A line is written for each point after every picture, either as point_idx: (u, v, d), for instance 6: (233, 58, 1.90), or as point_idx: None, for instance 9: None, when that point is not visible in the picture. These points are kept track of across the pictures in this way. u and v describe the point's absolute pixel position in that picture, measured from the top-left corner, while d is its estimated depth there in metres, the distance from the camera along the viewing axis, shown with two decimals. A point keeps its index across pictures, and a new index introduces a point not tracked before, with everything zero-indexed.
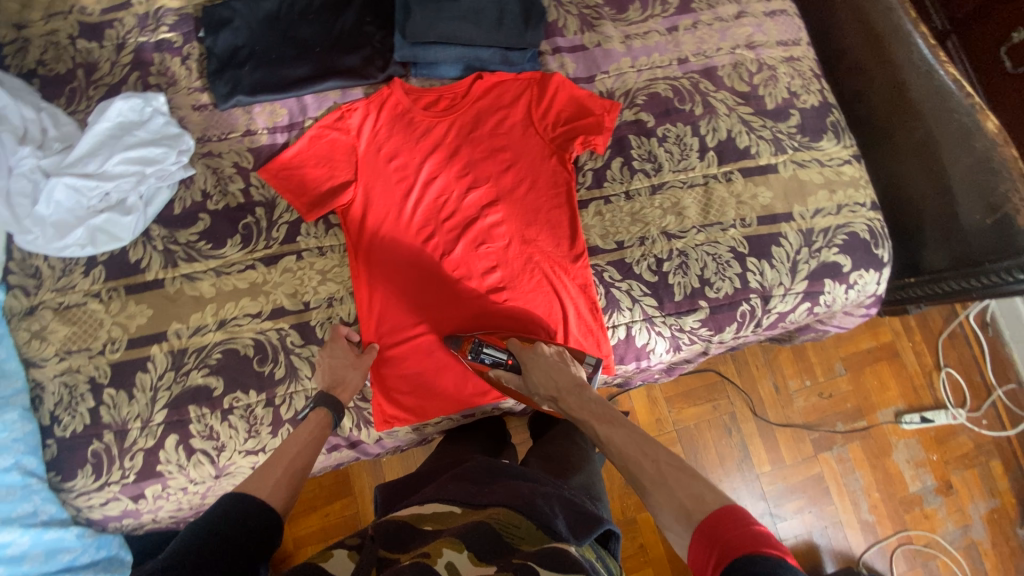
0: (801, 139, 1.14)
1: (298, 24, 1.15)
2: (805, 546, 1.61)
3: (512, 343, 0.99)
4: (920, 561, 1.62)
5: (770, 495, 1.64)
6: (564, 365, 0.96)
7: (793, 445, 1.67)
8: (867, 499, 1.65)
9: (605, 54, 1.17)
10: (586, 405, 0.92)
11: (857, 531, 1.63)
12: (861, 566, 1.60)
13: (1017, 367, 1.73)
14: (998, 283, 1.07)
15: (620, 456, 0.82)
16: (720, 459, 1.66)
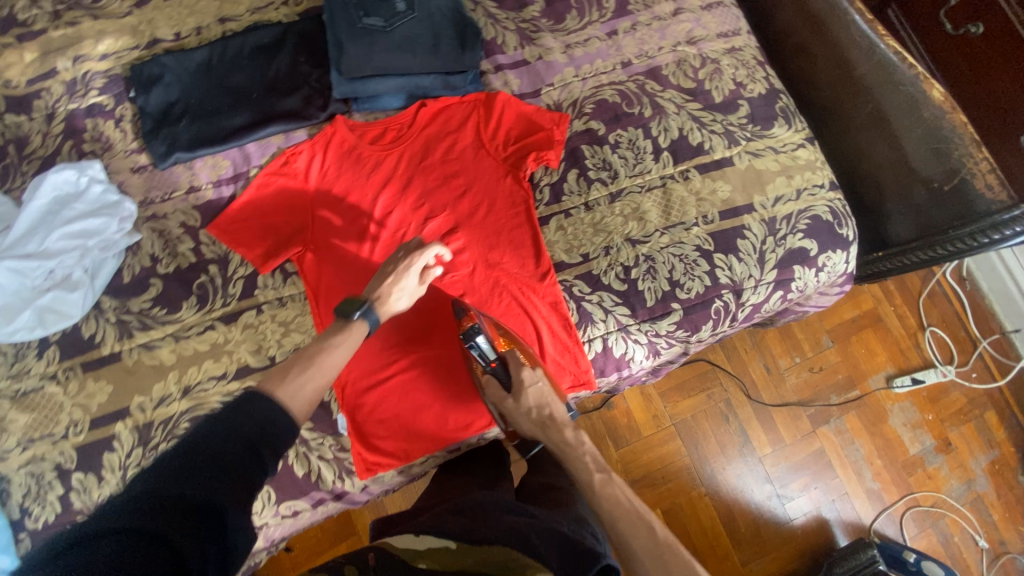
0: (753, 129, 1.13)
1: (231, 72, 1.12)
2: (816, 524, 1.61)
3: (510, 354, 0.96)
4: (928, 522, 1.62)
5: (775, 477, 1.63)
6: (551, 403, 0.96)
7: (791, 423, 1.67)
8: (870, 468, 1.66)
9: (547, 67, 1.16)
10: (577, 447, 0.94)
11: (864, 502, 1.63)
12: (874, 536, 1.60)
13: (998, 318, 1.74)
14: (965, 249, 1.05)
15: (615, 510, 0.87)
16: (721, 447, 1.64)
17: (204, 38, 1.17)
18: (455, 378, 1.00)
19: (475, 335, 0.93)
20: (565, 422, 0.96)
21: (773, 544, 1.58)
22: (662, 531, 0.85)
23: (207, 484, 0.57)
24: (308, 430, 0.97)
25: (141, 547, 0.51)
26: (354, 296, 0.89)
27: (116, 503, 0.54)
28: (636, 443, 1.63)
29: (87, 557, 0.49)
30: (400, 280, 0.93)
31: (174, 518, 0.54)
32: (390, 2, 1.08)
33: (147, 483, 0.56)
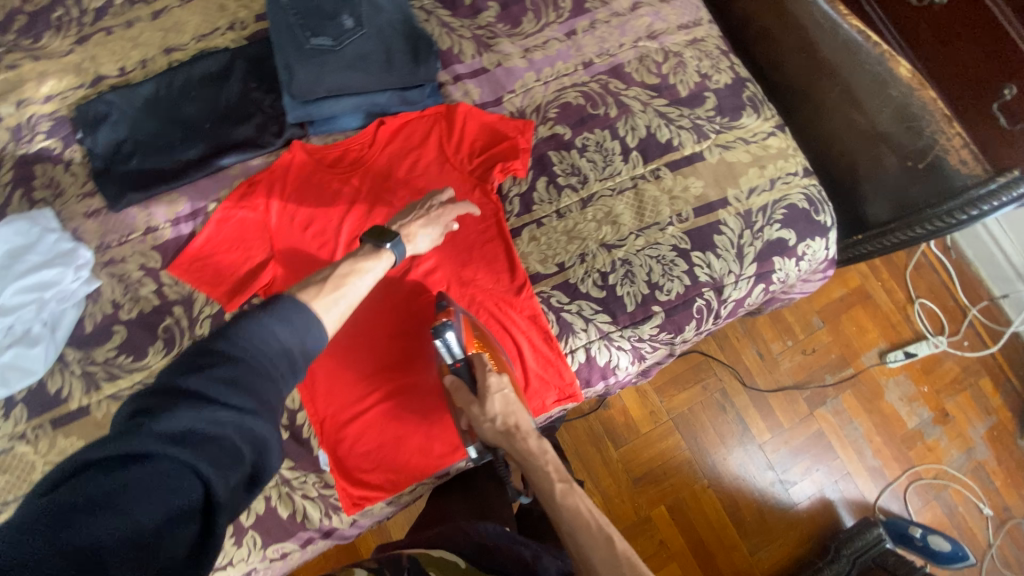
0: (721, 120, 1.12)
1: (181, 103, 1.09)
2: (820, 506, 1.59)
3: (479, 356, 0.90)
4: (932, 494, 1.62)
5: (776, 462, 1.61)
6: (518, 413, 0.88)
7: (787, 407, 1.65)
8: (869, 445, 1.64)
9: (507, 73, 1.13)
10: (541, 456, 0.86)
11: (866, 480, 1.62)
12: (879, 514, 1.59)
13: (985, 284, 1.74)
14: (944, 227, 1.04)
15: (573, 522, 0.80)
16: (720, 438, 1.61)
17: (151, 71, 1.13)
18: (436, 403, 0.98)
19: (445, 330, 0.88)
20: (530, 431, 0.88)
21: (779, 530, 1.56)
22: (621, 543, 0.78)
23: (240, 416, 0.59)
24: (289, 469, 0.94)
25: (179, 472, 0.53)
26: (383, 228, 0.93)
27: (142, 426, 0.54)
28: (634, 441, 1.58)
29: (123, 480, 0.50)
30: (427, 224, 0.98)
31: (210, 449, 0.55)
32: (337, 19, 1.04)
33: (175, 411, 0.56)
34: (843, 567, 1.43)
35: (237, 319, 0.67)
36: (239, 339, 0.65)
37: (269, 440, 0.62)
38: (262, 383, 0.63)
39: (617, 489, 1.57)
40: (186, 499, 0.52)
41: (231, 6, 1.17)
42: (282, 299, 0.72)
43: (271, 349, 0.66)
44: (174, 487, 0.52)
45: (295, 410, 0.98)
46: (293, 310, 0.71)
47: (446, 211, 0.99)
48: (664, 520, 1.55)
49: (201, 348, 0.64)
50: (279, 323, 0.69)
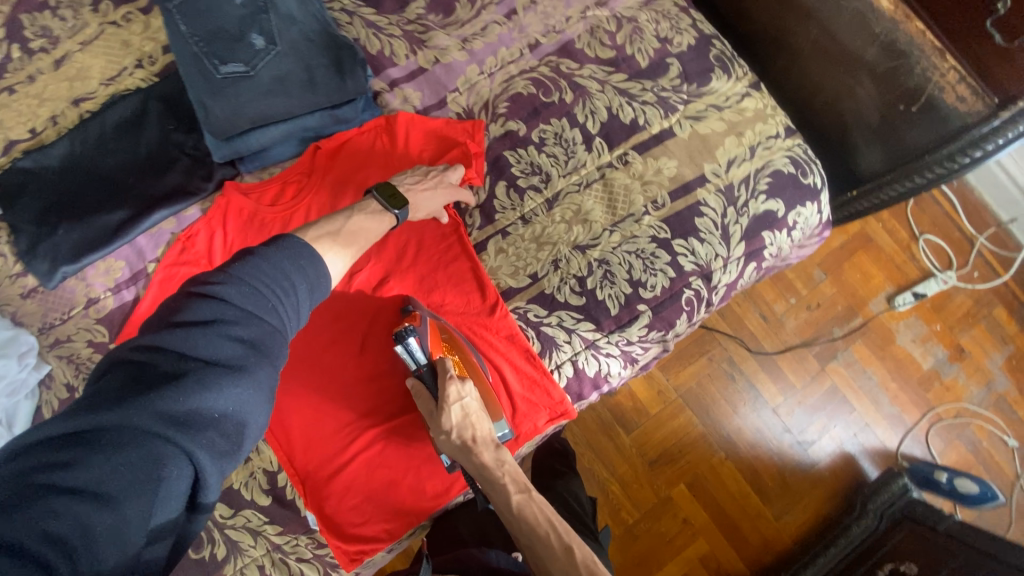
0: (688, 89, 1.02)
1: (98, 158, 0.99)
2: (841, 462, 1.42)
3: (442, 362, 0.79)
4: (955, 433, 1.46)
5: (793, 424, 1.43)
6: (474, 425, 0.79)
7: (798, 366, 1.46)
8: (886, 393, 1.46)
9: (446, 70, 1.03)
10: (497, 469, 0.78)
11: (885, 428, 1.45)
12: (903, 461, 1.43)
13: (991, 209, 1.57)
14: (948, 172, 0.94)
15: (530, 537, 0.74)
16: (732, 406, 1.43)
17: (63, 128, 1.02)
18: (420, 442, 0.92)
19: (408, 336, 0.78)
20: (488, 442, 0.80)
21: (802, 491, 1.39)
22: (581, 552, 0.72)
23: (241, 397, 0.53)
24: (279, 535, 0.90)
25: (170, 456, 0.47)
26: (394, 189, 0.87)
27: (137, 396, 0.48)
28: (646, 423, 1.40)
29: (112, 460, 0.45)
30: (431, 197, 0.92)
31: (206, 436, 0.49)
32: (246, 40, 0.93)
33: (177, 384, 0.50)
34: (871, 522, 1.30)
35: (249, 263, 0.61)
36: (252, 294, 0.59)
37: (264, 419, 0.56)
38: (270, 352, 0.58)
39: (629, 474, 1.37)
40: (176, 488, 0.47)
41: (137, 41, 1.05)
42: (300, 244, 0.66)
43: (280, 308, 0.61)
44: (165, 474, 0.46)
45: (274, 472, 0.93)
46: (308, 261, 0.66)
47: (451, 192, 0.94)
48: (687, 497, 1.37)
49: (204, 291, 0.57)
50: (290, 276, 0.63)
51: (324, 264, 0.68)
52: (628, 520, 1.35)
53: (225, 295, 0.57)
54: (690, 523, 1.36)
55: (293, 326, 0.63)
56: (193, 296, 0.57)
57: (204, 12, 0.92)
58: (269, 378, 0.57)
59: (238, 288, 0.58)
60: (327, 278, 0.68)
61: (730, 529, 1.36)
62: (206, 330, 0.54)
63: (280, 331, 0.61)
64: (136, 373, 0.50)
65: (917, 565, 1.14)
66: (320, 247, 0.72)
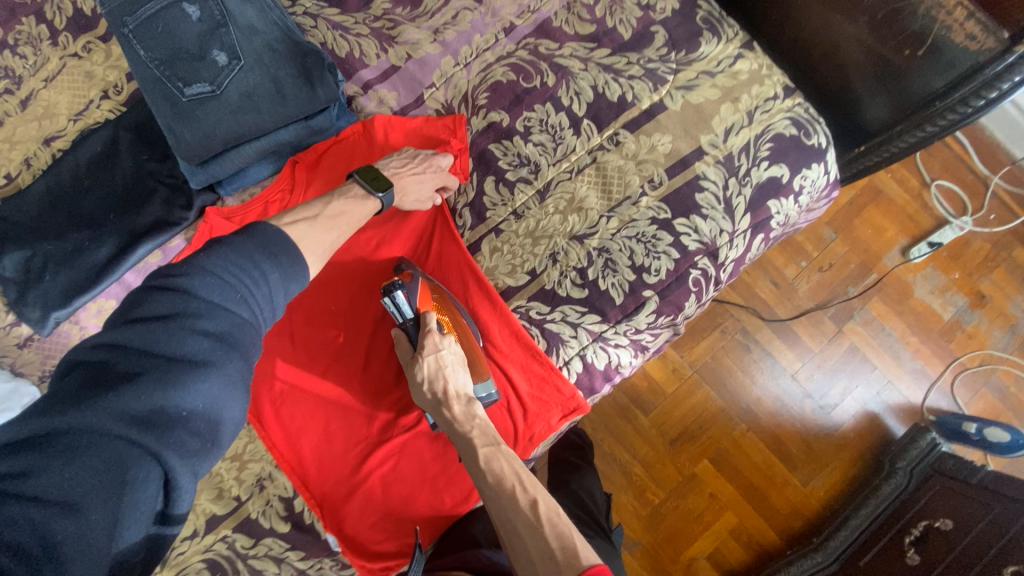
0: (676, 57, 0.96)
1: (74, 197, 0.96)
2: (867, 422, 1.38)
3: (426, 318, 0.81)
4: (981, 381, 1.40)
5: (813, 389, 1.39)
6: (446, 376, 0.80)
7: (814, 330, 1.42)
8: (908, 348, 1.42)
9: (420, 65, 0.98)
10: (466, 423, 0.78)
11: (910, 383, 1.40)
12: (928, 415, 1.38)
13: (1004, 146, 1.50)
14: (961, 118, 0.88)
15: (496, 490, 0.71)
16: (750, 377, 1.39)
17: (37, 169, 0.99)
18: (435, 453, 0.90)
19: (396, 290, 0.80)
20: (459, 397, 0.80)
21: (829, 455, 1.36)
22: (546, 506, 0.68)
23: (209, 395, 0.54)
24: (302, 560, 0.90)
25: (136, 459, 0.49)
26: (374, 170, 0.86)
27: (96, 397, 0.49)
28: (664, 404, 1.37)
29: (72, 466, 0.46)
30: (419, 181, 0.89)
31: (172, 436, 0.51)
32: (208, 57, 0.89)
33: (137, 384, 0.51)
34: (901, 480, 1.28)
35: (216, 252, 0.60)
36: (219, 286, 0.58)
37: (240, 414, 0.58)
38: (238, 345, 0.58)
39: (651, 456, 1.35)
40: (144, 489, 0.49)
41: (99, 71, 1.02)
42: (271, 232, 0.66)
43: (252, 298, 0.61)
44: (131, 477, 0.48)
45: (291, 497, 0.93)
46: (280, 249, 0.65)
47: (440, 178, 0.92)
48: (712, 472, 1.35)
49: (167, 284, 0.57)
50: (261, 264, 0.63)
51: (299, 253, 0.68)
52: (654, 499, 1.33)
53: (190, 288, 0.57)
54: (717, 498, 1.34)
55: (266, 318, 0.63)
56: (155, 290, 0.57)
57: (161, 33, 0.88)
58: (240, 372, 0.58)
59: (204, 280, 0.58)
60: (302, 266, 0.67)
61: (758, 501, 1.34)
62: (169, 326, 0.54)
63: (250, 322, 0.61)
64: (96, 373, 0.51)
65: (953, 521, 1.11)
66: (294, 232, 0.71)
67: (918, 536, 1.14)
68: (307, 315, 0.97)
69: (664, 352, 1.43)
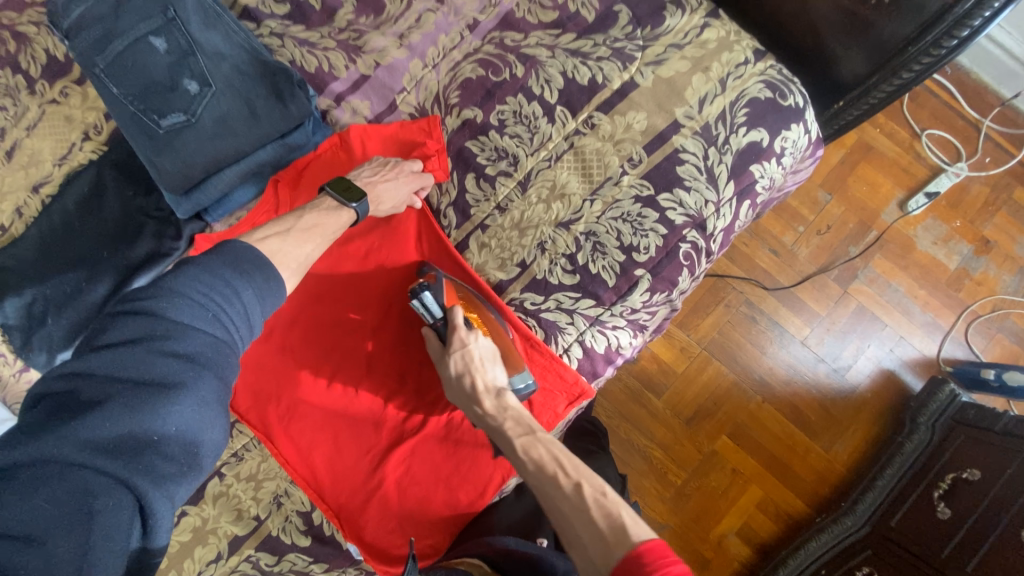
0: (642, 34, 0.96)
1: (66, 238, 0.98)
2: (882, 380, 1.36)
3: (454, 313, 0.82)
4: (994, 327, 1.38)
5: (824, 352, 1.38)
6: (474, 372, 0.81)
7: (819, 293, 1.40)
8: (916, 302, 1.40)
9: (389, 71, 0.99)
10: (500, 416, 0.78)
11: (921, 336, 1.38)
12: (945, 367, 1.36)
13: (992, 89, 1.47)
14: (934, 60, 0.89)
15: (538, 477, 0.71)
16: (759, 348, 1.38)
17: (29, 217, 1.01)
18: (447, 453, 0.90)
19: (422, 291, 0.83)
20: (488, 390, 0.81)
21: (848, 418, 1.34)
22: (590, 487, 0.68)
23: (182, 417, 0.55)
24: (326, 571, 0.91)
25: (103, 488, 0.50)
26: (347, 182, 0.87)
27: (60, 426, 0.51)
28: (675, 383, 1.36)
29: (37, 498, 0.47)
30: (392, 186, 0.90)
31: (142, 461, 0.52)
32: (180, 87, 0.90)
33: (101, 411, 0.52)
34: (924, 435, 1.25)
35: (185, 273, 0.61)
36: (189, 306, 0.59)
37: (218, 435, 0.60)
38: (211, 364, 0.59)
39: (667, 437, 1.35)
40: (113, 518, 0.49)
41: (77, 113, 1.03)
42: (241, 249, 0.67)
43: (226, 316, 0.62)
44: (96, 506, 0.49)
45: (309, 511, 0.94)
46: (252, 265, 0.66)
47: (414, 180, 0.93)
48: (731, 447, 1.34)
49: (133, 308, 0.59)
50: (232, 281, 0.64)
51: (273, 268, 0.69)
52: (676, 481, 1.32)
53: (157, 309, 0.58)
54: (739, 473, 1.33)
55: (243, 335, 0.64)
56: (122, 314, 0.58)
57: (132, 69, 0.89)
58: (215, 392, 0.59)
59: (171, 300, 0.59)
60: (276, 281, 0.68)
61: (777, 470, 1.32)
62: (136, 349, 0.56)
63: (225, 340, 0.61)
64: (61, 403, 0.53)
65: (980, 470, 1.08)
66: (266, 249, 0.72)
67: (946, 490, 1.12)
68: (306, 331, 0.97)
69: (670, 332, 1.42)
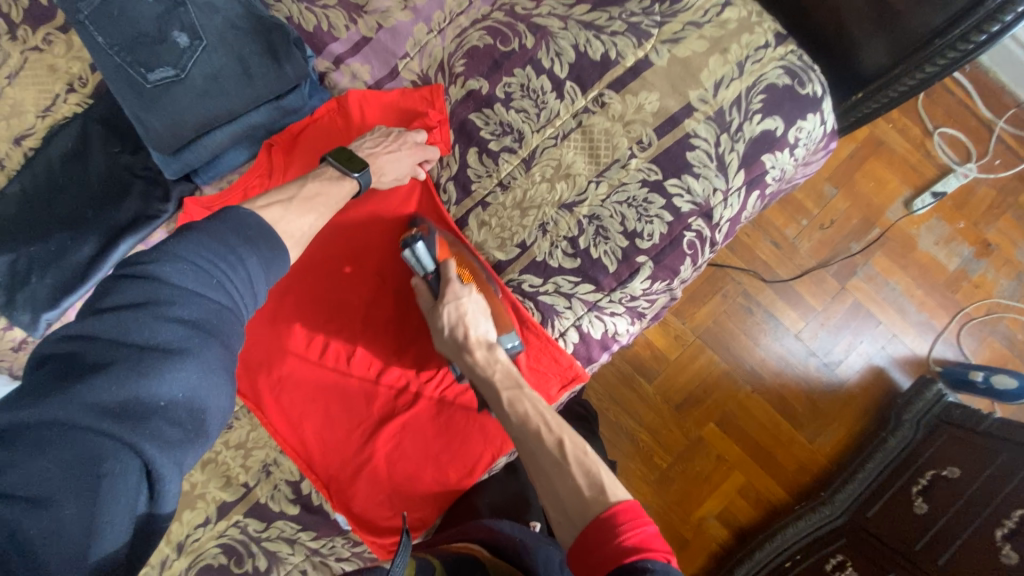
0: (660, 9, 0.92)
1: (51, 195, 0.94)
2: (871, 377, 1.37)
3: (445, 266, 0.83)
4: (987, 330, 1.38)
5: (817, 347, 1.38)
6: (466, 324, 0.81)
7: (817, 288, 1.39)
8: (912, 301, 1.39)
9: (392, 35, 0.94)
10: (489, 367, 0.79)
11: (915, 336, 1.38)
12: (935, 367, 1.36)
13: (1009, 89, 1.44)
14: (962, 55, 0.86)
15: (522, 429, 0.73)
16: (752, 339, 1.38)
17: (10, 170, 0.97)
18: (437, 431, 0.90)
19: (414, 242, 0.83)
20: (480, 342, 0.81)
21: (834, 411, 1.35)
22: (572, 445, 0.70)
23: (188, 383, 0.54)
24: (314, 540, 0.92)
25: (111, 451, 0.48)
26: (347, 152, 0.84)
27: (64, 388, 0.49)
28: (667, 370, 1.36)
29: (44, 461, 0.46)
30: (395, 160, 0.87)
31: (149, 425, 0.51)
32: (169, 40, 0.85)
33: (107, 374, 0.50)
34: (908, 432, 1.27)
35: (190, 237, 0.59)
36: (194, 271, 0.57)
37: (225, 403, 0.58)
38: (217, 330, 0.58)
39: (655, 423, 1.36)
40: (122, 482, 0.48)
41: (62, 63, 0.98)
42: (244, 215, 0.65)
43: (229, 283, 0.60)
44: (105, 470, 0.47)
45: (297, 481, 0.94)
46: (257, 233, 0.64)
47: (417, 152, 0.89)
48: (718, 434, 1.35)
49: (137, 271, 0.56)
50: (237, 248, 0.62)
51: (278, 237, 0.67)
52: (661, 465, 1.34)
53: (161, 273, 0.56)
54: (724, 460, 1.34)
55: (247, 304, 0.63)
56: (125, 277, 0.56)
57: (119, 17, 0.84)
58: (221, 359, 0.57)
59: (175, 264, 0.57)
60: (281, 250, 0.66)
61: (761, 460, 1.34)
62: (140, 313, 0.54)
63: (229, 308, 0.60)
64: (65, 365, 0.51)
65: (960, 467, 1.10)
66: (269, 216, 0.70)
67: (924, 486, 1.14)
68: (298, 301, 0.95)
69: (665, 320, 1.42)
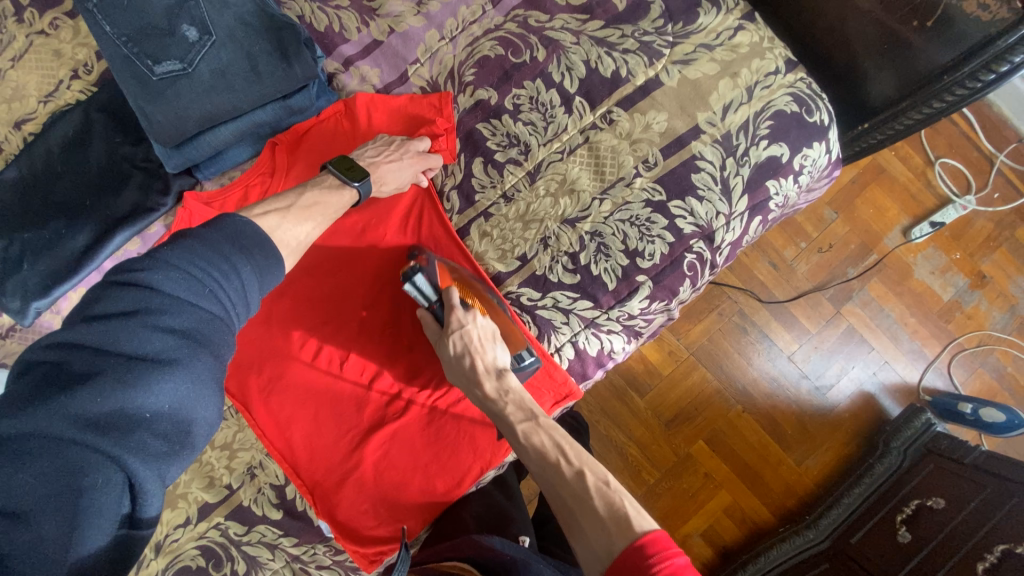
0: (673, 30, 0.92)
1: (47, 181, 0.92)
2: (862, 403, 1.37)
3: (449, 293, 0.81)
4: (978, 362, 1.39)
5: (810, 370, 1.38)
6: (475, 353, 0.80)
7: (812, 311, 1.40)
8: (906, 330, 1.40)
9: (403, 40, 0.95)
10: (500, 399, 0.77)
11: (906, 364, 1.39)
12: (925, 396, 1.37)
13: (1011, 124, 1.45)
14: (969, 93, 0.85)
15: (540, 465, 0.71)
16: (746, 358, 1.38)
17: (8, 154, 0.95)
18: (427, 441, 0.89)
19: (414, 274, 0.81)
20: (490, 371, 0.79)
21: (824, 435, 1.36)
22: (594, 476, 0.68)
23: (175, 394, 0.53)
24: (295, 546, 0.90)
25: (93, 465, 0.47)
26: (349, 161, 0.83)
27: (48, 399, 0.48)
28: (659, 385, 1.36)
29: (26, 473, 0.45)
30: (397, 168, 0.86)
31: (132, 439, 0.49)
32: (178, 33, 0.84)
33: (93, 385, 0.49)
34: (896, 460, 1.27)
35: (182, 246, 0.58)
36: (185, 280, 0.57)
37: (214, 414, 0.57)
38: (208, 341, 0.57)
39: (645, 439, 1.35)
40: (103, 496, 0.47)
41: (67, 49, 0.97)
42: (242, 224, 0.64)
43: (222, 293, 0.59)
44: (87, 484, 0.47)
45: (282, 485, 0.93)
46: (252, 242, 0.64)
47: (419, 161, 0.89)
48: (707, 452, 1.35)
49: (128, 278, 0.55)
50: (231, 257, 0.61)
51: (274, 245, 0.66)
52: (649, 480, 1.34)
53: (152, 283, 0.55)
54: (711, 479, 1.34)
55: (239, 312, 0.62)
56: (114, 284, 0.55)
57: (127, 8, 0.83)
58: (210, 369, 0.56)
59: (167, 274, 0.56)
60: (276, 257, 0.66)
61: (750, 482, 1.34)
62: (129, 322, 0.53)
63: (221, 317, 0.59)
64: (49, 374, 0.50)
65: (945, 500, 1.10)
66: (265, 223, 0.69)
67: (909, 515, 1.14)
68: (294, 302, 0.94)
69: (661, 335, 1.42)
